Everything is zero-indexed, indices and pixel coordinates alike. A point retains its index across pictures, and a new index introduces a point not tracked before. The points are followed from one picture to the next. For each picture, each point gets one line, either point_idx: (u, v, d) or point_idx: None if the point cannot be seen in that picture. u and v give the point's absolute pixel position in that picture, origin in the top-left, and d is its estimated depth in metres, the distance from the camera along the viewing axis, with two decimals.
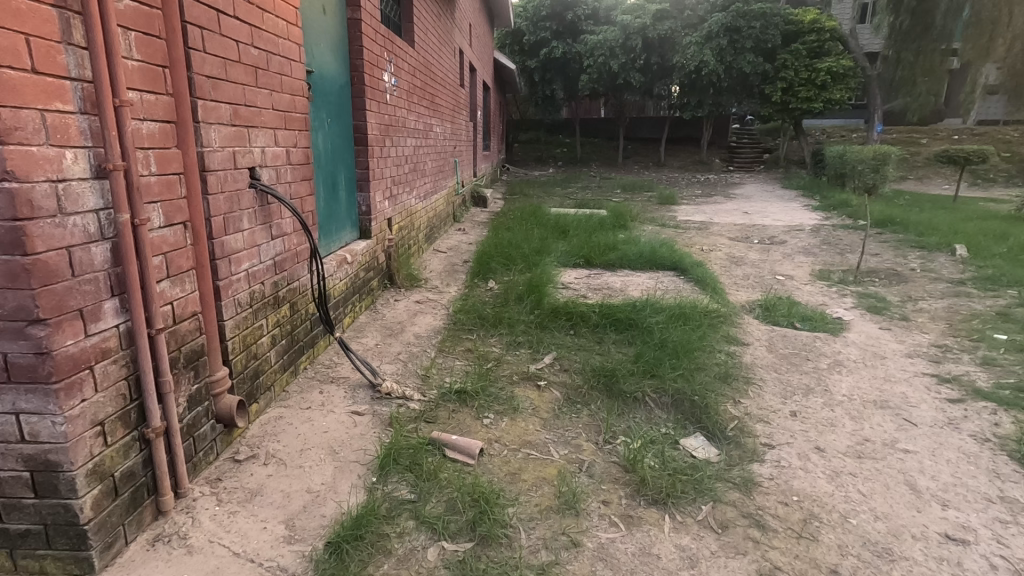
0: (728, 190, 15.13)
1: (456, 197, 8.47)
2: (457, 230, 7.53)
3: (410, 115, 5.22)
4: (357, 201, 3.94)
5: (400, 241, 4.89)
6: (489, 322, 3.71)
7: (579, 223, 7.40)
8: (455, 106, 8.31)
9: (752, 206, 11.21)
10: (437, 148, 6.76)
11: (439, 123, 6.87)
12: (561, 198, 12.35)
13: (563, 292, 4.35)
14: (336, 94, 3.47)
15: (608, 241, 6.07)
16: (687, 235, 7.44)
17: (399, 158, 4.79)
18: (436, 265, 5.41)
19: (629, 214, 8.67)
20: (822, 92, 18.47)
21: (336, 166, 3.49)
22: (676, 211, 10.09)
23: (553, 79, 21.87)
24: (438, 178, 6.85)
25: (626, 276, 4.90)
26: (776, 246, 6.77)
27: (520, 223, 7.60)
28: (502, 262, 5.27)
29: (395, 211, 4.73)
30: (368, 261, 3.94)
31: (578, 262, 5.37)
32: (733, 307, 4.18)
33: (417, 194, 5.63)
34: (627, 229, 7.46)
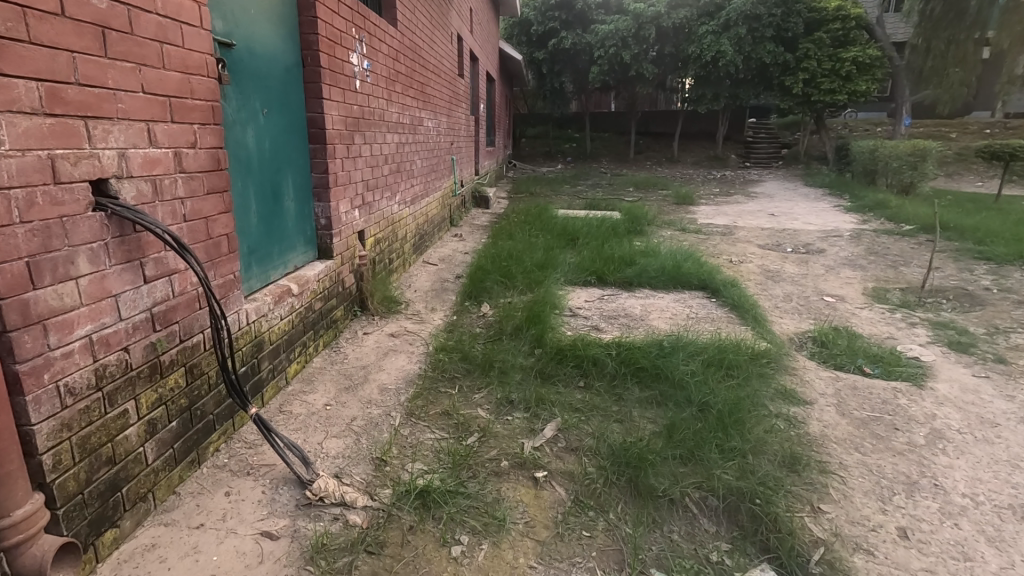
0: (748, 188, 14.24)
1: (454, 198, 7.70)
2: (453, 237, 6.75)
3: (392, 108, 4.43)
4: (314, 212, 3.17)
5: (378, 258, 4.14)
6: (476, 368, 2.94)
7: (590, 229, 6.60)
8: (453, 97, 7.54)
9: (777, 206, 10.36)
10: (429, 147, 5.99)
11: (431, 118, 6.08)
12: (570, 198, 11.55)
13: (571, 322, 3.57)
14: (278, 79, 2.69)
15: (624, 251, 5.28)
16: (711, 243, 6.64)
17: (375, 158, 4.01)
18: (422, 283, 4.65)
19: (644, 217, 7.86)
20: (847, 83, 17.56)
21: (279, 170, 2.72)
22: (696, 212, 9.24)
23: (562, 71, 20.99)
24: (430, 180, 6.07)
25: (647, 299, 4.11)
26: (814, 257, 5.93)
27: (524, 228, 6.82)
28: (499, 279, 4.49)
29: (371, 222, 3.96)
30: (328, 287, 3.17)
31: (589, 278, 4.58)
32: (780, 342, 3.38)
33: (402, 200, 4.85)
34: (644, 235, 6.66)
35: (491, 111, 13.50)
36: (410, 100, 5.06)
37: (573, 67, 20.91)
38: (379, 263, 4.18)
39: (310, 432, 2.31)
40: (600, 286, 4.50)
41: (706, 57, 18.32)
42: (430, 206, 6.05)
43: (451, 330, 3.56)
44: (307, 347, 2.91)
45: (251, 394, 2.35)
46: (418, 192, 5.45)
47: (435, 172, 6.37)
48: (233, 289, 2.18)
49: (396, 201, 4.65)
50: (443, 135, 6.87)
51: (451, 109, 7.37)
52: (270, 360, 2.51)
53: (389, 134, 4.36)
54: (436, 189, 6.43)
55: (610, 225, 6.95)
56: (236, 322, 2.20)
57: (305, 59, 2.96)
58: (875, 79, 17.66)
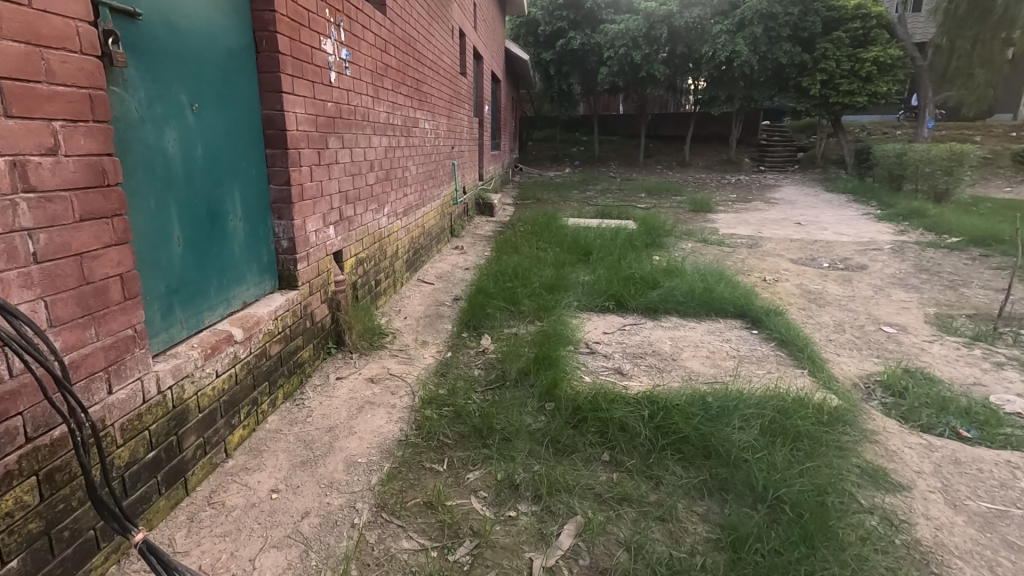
0: (766, 194, 13.58)
1: (455, 207, 7.11)
2: (453, 250, 6.16)
3: (379, 107, 3.85)
4: (273, 232, 2.58)
5: (360, 283, 3.54)
6: (471, 432, 2.34)
7: (603, 241, 6.00)
8: (454, 98, 6.96)
9: (801, 213, 9.71)
10: (426, 152, 5.40)
11: (429, 120, 5.50)
12: (579, 204, 10.94)
13: (588, 364, 2.96)
14: (217, 66, 2.09)
15: (644, 269, 4.66)
16: (737, 258, 6.01)
17: (356, 164, 3.41)
18: (414, 309, 4.05)
19: (662, 227, 7.24)
20: (867, 84, 16.89)
21: (218, 182, 2.12)
22: (716, 221, 8.62)
23: (570, 72, 20.42)
24: (427, 189, 5.48)
25: (676, 332, 3.48)
26: (857, 275, 5.29)
27: (531, 240, 6.22)
28: (501, 305, 3.89)
29: (351, 240, 3.37)
30: (290, 326, 2.57)
31: (606, 303, 3.97)
32: (847, 392, 2.75)
33: (392, 213, 4.25)
34: (663, 249, 6.04)
35: (496, 114, 12.95)
36: (403, 99, 4.48)
37: (581, 68, 20.33)
38: (362, 287, 3.58)
39: (243, 539, 1.71)
40: (619, 312, 3.88)
41: (720, 57, 17.69)
42: (427, 217, 5.45)
43: (444, 373, 2.96)
44: (258, 403, 2.31)
45: (164, 485, 1.75)
46: (412, 202, 4.86)
47: (433, 180, 5.77)
48: (131, 347, 1.58)
49: (384, 213, 4.04)
50: (443, 140, 6.28)
51: (451, 112, 6.79)
52: (197, 432, 1.91)
53: (376, 137, 3.77)
54: (435, 199, 5.84)
55: (625, 236, 6.34)
56: (136, 393, 1.60)
57: (259, 43, 2.38)
58: (896, 80, 16.98)
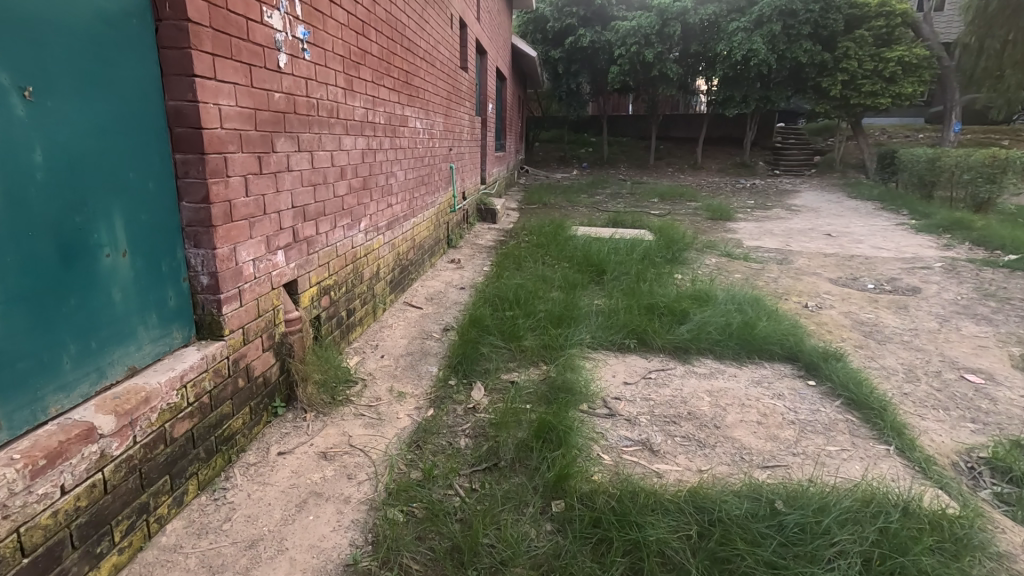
0: (786, 200, 12.84)
1: (452, 215, 6.45)
2: (448, 265, 5.50)
3: (354, 103, 3.19)
4: (187, 265, 1.91)
5: (323, 317, 2.87)
6: (449, 554, 1.67)
7: (618, 256, 5.33)
8: (453, 94, 6.31)
9: (829, 223, 8.99)
10: (417, 156, 4.74)
11: (422, 119, 4.85)
12: (589, 210, 10.27)
13: (606, 436, 2.29)
14: (76, 34, 1.44)
15: (667, 295, 3.98)
16: (769, 277, 5.32)
17: (319, 172, 2.75)
18: (395, 345, 3.38)
19: (681, 239, 6.55)
20: (890, 85, 16.13)
21: (77, 205, 1.46)
22: (738, 232, 7.92)
23: (579, 70, 19.74)
24: (419, 198, 4.82)
25: (714, 384, 2.80)
26: (912, 300, 4.59)
27: (536, 254, 5.56)
28: (499, 344, 3.22)
29: (311, 268, 2.70)
30: (207, 393, 1.90)
31: (625, 340, 3.29)
32: (955, 482, 2.06)
33: (371, 227, 3.59)
34: (685, 266, 5.36)
35: (501, 113, 12.29)
36: (388, 95, 3.82)
37: (591, 67, 19.66)
38: (326, 322, 2.91)
39: None
40: (642, 353, 3.20)
41: (736, 56, 16.98)
42: (417, 229, 4.78)
43: (420, 445, 2.29)
44: (149, 510, 1.65)
45: None
46: (399, 214, 4.20)
47: (427, 187, 5.12)
48: None
49: (361, 229, 3.39)
50: (439, 141, 5.62)
51: (450, 110, 6.14)
52: None
53: (348, 138, 3.12)
54: (428, 208, 5.18)
55: (641, 249, 5.66)
56: None
57: (159, 8, 1.72)
58: (921, 81, 16.22)
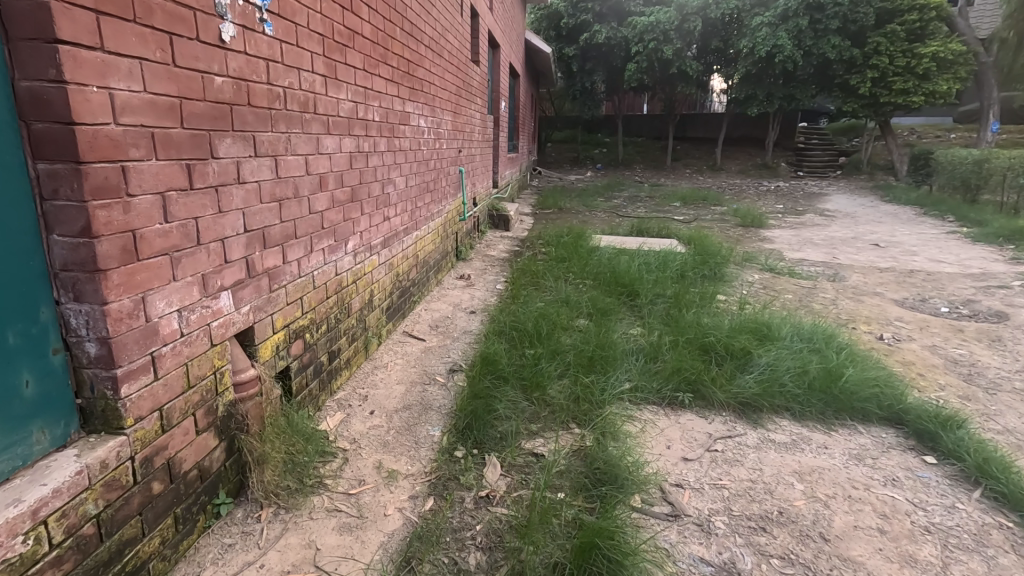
0: (816, 204, 12.09)
1: (462, 224, 5.82)
2: (457, 282, 4.86)
3: (339, 94, 2.56)
4: (63, 328, 1.29)
5: (293, 370, 2.24)
6: None
7: (650, 274, 4.68)
8: (464, 89, 5.69)
9: (872, 231, 8.27)
10: (421, 159, 4.12)
11: (427, 117, 4.23)
12: (608, 216, 9.62)
13: (674, 560, 1.63)
14: None
15: (719, 327, 3.32)
16: (824, 298, 4.64)
17: (288, 183, 2.11)
18: (389, 394, 2.74)
19: (717, 251, 5.87)
20: (923, 83, 15.29)
21: None
22: (776, 241, 7.22)
23: (594, 68, 19.07)
24: (423, 209, 4.20)
25: (802, 462, 2.14)
26: (1003, 330, 3.88)
27: (557, 271, 4.93)
28: (518, 398, 2.58)
29: (275, 312, 2.07)
30: (90, 523, 1.27)
31: (676, 393, 2.63)
32: None
33: (363, 247, 2.96)
34: (725, 286, 4.70)
35: (515, 112, 11.67)
36: (384, 86, 3.19)
37: (606, 65, 18.98)
38: (297, 375, 2.28)
39: None
40: (698, 410, 2.54)
41: (760, 52, 16.23)
42: (420, 243, 4.15)
43: (415, 567, 1.64)
44: None
45: None
46: (398, 229, 3.57)
47: (433, 195, 4.50)
48: None
49: (347, 250, 2.75)
50: (447, 142, 5.00)
51: (460, 108, 5.52)
52: None
53: (331, 138, 2.48)
54: (434, 219, 4.56)
55: (675, 264, 5.00)
56: None
57: None
58: (957, 78, 15.36)
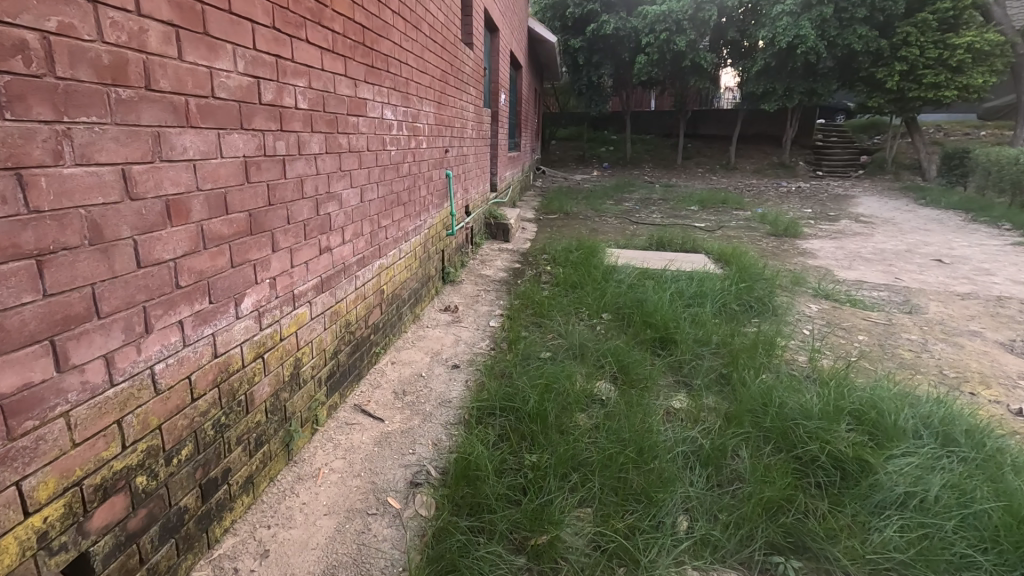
0: (847, 208, 11.07)
1: (450, 239, 4.82)
2: (440, 318, 3.87)
3: (212, 60, 1.53)
4: None
5: (96, 558, 1.22)
6: None
7: (687, 314, 3.68)
8: (453, 76, 4.68)
9: (925, 242, 7.23)
10: (389, 165, 3.11)
11: (398, 108, 3.22)
12: (620, 222, 8.61)
13: None
14: None
15: (804, 409, 2.31)
16: (908, 341, 3.62)
17: (63, 220, 1.09)
18: (306, 539, 1.74)
19: (759, 272, 4.86)
20: (957, 76, 14.18)
21: None
22: (819, 257, 6.21)
23: (601, 62, 18.03)
24: (391, 229, 3.18)
25: None
26: None
27: (567, 305, 3.94)
28: (512, 564, 1.59)
29: (30, 477, 1.06)
30: None
31: (769, 552, 1.63)
32: None
33: (275, 301, 1.94)
34: (781, 327, 3.70)
35: (516, 107, 10.66)
36: (317, 59, 2.17)
37: (614, 57, 17.94)
38: (107, 565, 1.25)
39: None
40: None
41: (780, 43, 15.15)
42: (385, 274, 3.13)
43: None
44: None
45: None
46: (346, 261, 2.56)
47: (407, 209, 3.49)
48: None
49: (240, 312, 1.73)
50: (428, 141, 3.98)
51: (447, 98, 4.51)
52: None
53: (191, 133, 1.45)
54: (408, 238, 3.56)
55: (714, 295, 4.00)
56: None
57: None
58: (993, 71, 14.28)
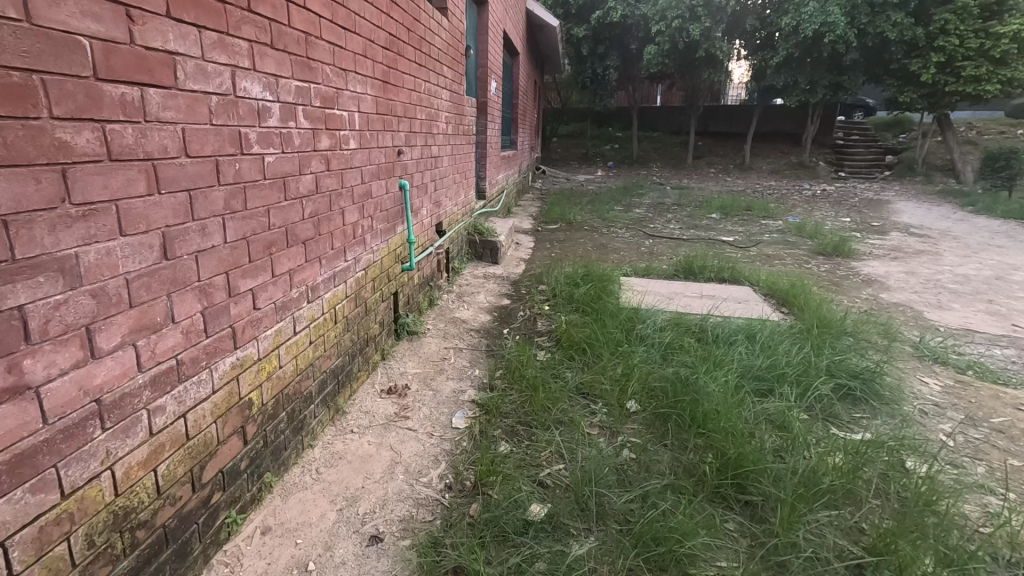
0: (889, 217, 9.70)
1: (408, 275, 3.47)
2: (378, 412, 2.54)
3: None
4: None
5: None
6: None
7: (759, 416, 2.37)
8: (412, 46, 3.32)
9: (1013, 265, 5.84)
10: (258, 181, 1.75)
11: (280, 80, 1.84)
12: (633, 236, 7.24)
13: None
14: None
15: None
16: None
17: None
18: None
19: (838, 321, 3.51)
20: (999, 68, 12.79)
21: None
22: (892, 289, 4.85)
23: (606, 52, 16.65)
24: (262, 292, 1.81)
25: None
26: None
27: (573, 395, 2.63)
28: None
29: None
30: None
31: None
32: None
33: None
34: (907, 434, 2.37)
35: (511, 99, 9.30)
36: None
37: (620, 48, 16.56)
38: None
39: None
40: None
41: (805, 31, 13.76)
42: (251, 375, 1.77)
43: None
44: None
45: None
46: (108, 393, 1.21)
47: (311, 251, 2.14)
48: None
49: None
50: (363, 139, 2.61)
51: (401, 75, 3.14)
52: None
53: None
54: (318, 295, 2.22)
55: (792, 369, 2.67)
56: None
57: None
58: None
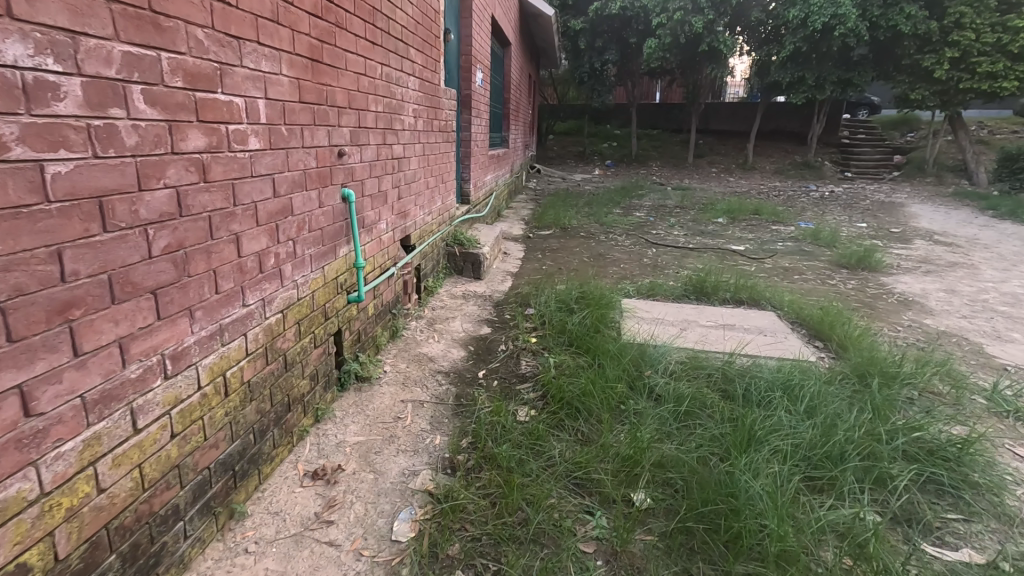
0: (907, 222, 9.03)
1: (357, 307, 2.77)
2: (293, 513, 1.84)
3: None
4: None
5: None
6: None
7: (820, 529, 1.68)
8: (360, 15, 2.60)
9: None
10: (25, 205, 1.04)
11: (82, 40, 1.14)
12: (633, 244, 6.55)
13: None
14: None
15: None
16: None
17: None
18: None
19: (895, 364, 2.81)
20: (1017, 64, 12.12)
21: None
22: (937, 314, 4.17)
23: (605, 46, 15.95)
24: (46, 387, 1.10)
25: None
26: None
27: (562, 487, 1.94)
28: None
29: None
30: None
31: None
32: None
33: None
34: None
35: (502, 93, 8.60)
36: None
37: (619, 42, 15.85)
38: None
39: None
40: None
41: (814, 24, 13.08)
42: (19, 528, 1.06)
43: None
44: None
45: None
46: None
47: (167, 303, 1.43)
48: None
49: None
50: (273, 135, 1.90)
51: (340, 54, 2.42)
52: None
53: None
54: (186, 364, 1.52)
55: (855, 448, 1.99)
56: None
57: None
58: None
